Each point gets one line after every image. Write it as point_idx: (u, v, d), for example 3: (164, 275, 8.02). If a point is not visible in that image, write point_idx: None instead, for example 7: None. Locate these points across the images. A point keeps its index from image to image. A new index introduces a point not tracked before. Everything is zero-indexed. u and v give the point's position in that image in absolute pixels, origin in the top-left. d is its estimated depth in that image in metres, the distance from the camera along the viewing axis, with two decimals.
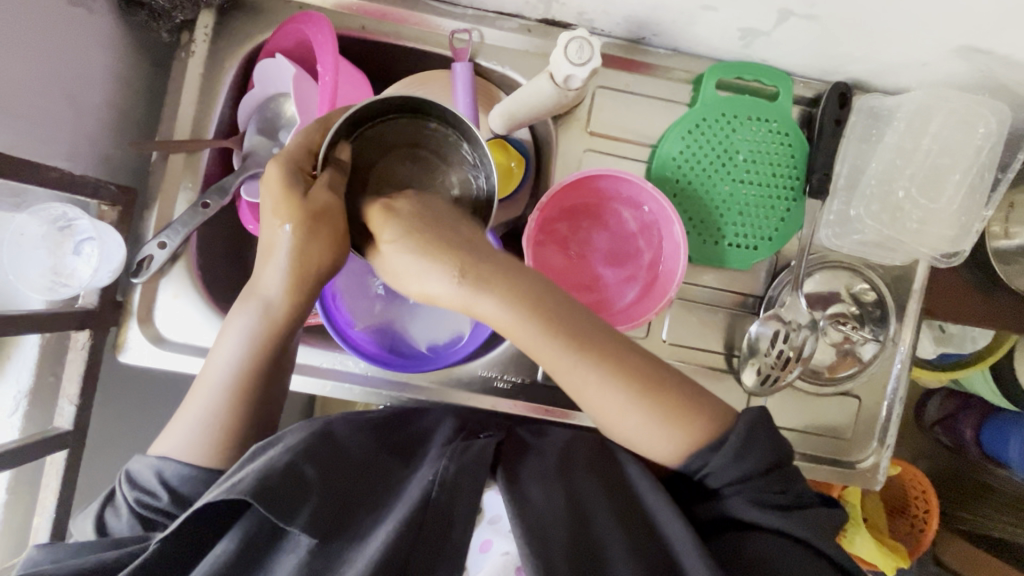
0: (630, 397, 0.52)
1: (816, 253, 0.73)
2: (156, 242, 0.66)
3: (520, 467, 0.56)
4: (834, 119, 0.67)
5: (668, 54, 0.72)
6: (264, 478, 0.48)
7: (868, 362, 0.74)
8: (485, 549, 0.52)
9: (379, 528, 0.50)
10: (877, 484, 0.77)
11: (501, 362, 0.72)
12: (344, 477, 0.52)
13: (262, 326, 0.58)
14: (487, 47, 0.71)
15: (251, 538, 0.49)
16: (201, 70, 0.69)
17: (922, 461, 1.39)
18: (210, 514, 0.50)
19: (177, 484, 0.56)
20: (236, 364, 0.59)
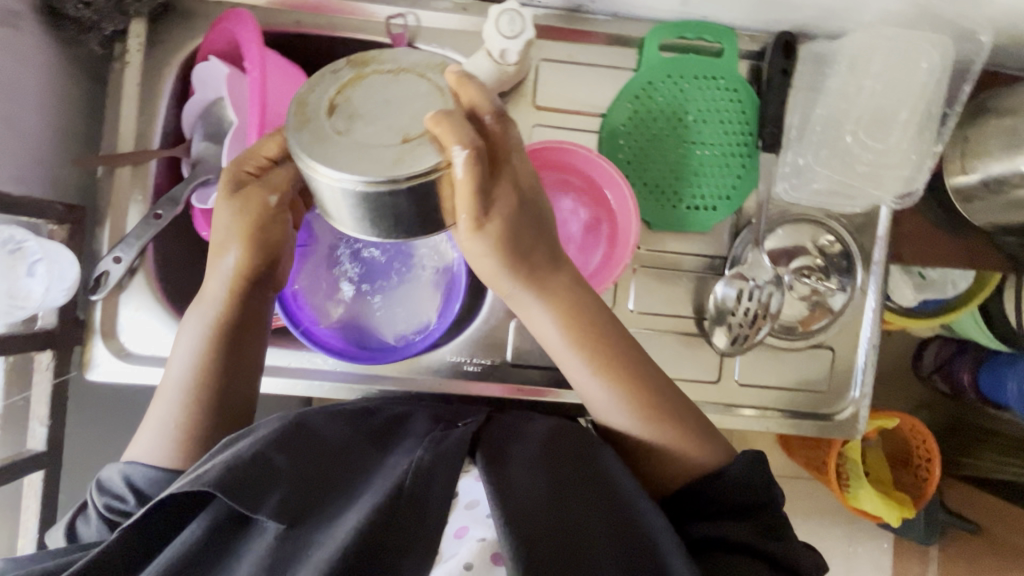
0: (609, 386, 0.58)
1: (777, 208, 0.72)
2: (110, 258, 0.66)
3: (502, 451, 0.55)
4: (782, 69, 0.66)
5: (609, 19, 0.71)
6: (228, 468, 0.48)
7: (838, 311, 0.74)
8: (460, 535, 0.51)
9: (347, 514, 0.49)
10: (859, 433, 0.77)
11: (469, 345, 0.72)
12: (315, 468, 0.52)
13: (212, 316, 0.60)
14: (425, 30, 0.70)
15: (219, 526, 0.49)
16: (139, 80, 0.68)
17: (925, 412, 1.39)
18: (178, 506, 0.50)
19: (143, 485, 0.55)
20: (194, 349, 0.60)
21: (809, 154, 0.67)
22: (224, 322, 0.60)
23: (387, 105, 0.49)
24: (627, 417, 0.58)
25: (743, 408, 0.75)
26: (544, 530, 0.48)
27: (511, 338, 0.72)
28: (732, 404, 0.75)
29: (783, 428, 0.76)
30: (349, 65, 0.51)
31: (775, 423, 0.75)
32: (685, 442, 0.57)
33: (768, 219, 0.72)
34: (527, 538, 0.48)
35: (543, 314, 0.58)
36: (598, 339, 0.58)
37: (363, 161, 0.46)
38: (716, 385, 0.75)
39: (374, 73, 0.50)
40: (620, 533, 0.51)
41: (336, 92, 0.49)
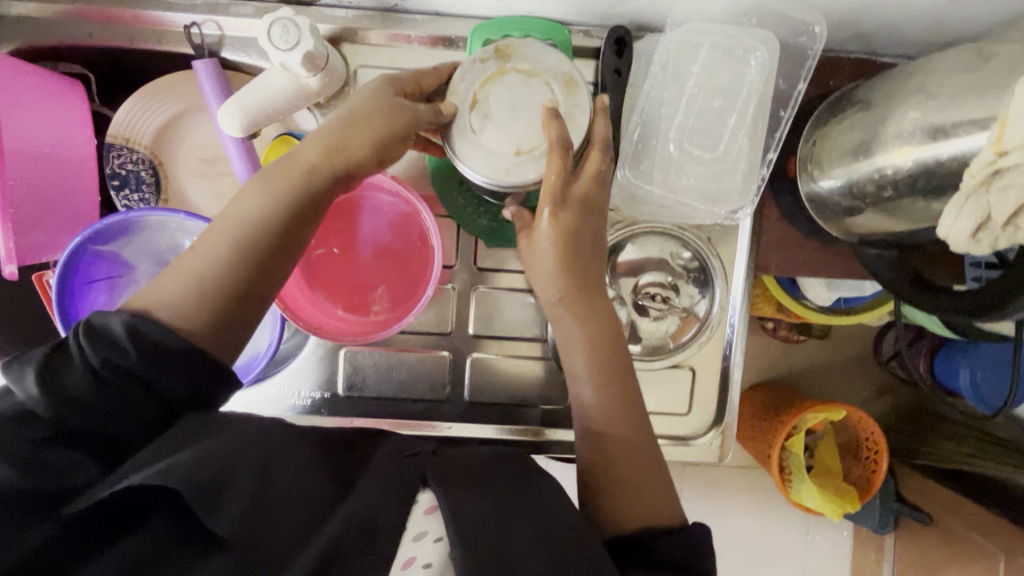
0: (603, 395, 0.54)
1: (623, 222, 0.66)
2: None
3: (449, 469, 0.47)
4: (613, 69, 0.55)
5: (431, 19, 0.64)
6: (184, 474, 0.37)
7: (705, 317, 0.69)
8: (405, 568, 0.40)
9: (302, 550, 0.38)
10: (728, 454, 0.72)
11: (300, 377, 0.68)
12: (254, 487, 0.39)
13: (288, 194, 0.48)
14: (229, 40, 0.64)
15: (158, 548, 0.38)
16: None
17: (886, 397, 1.26)
18: (120, 503, 0.38)
19: (148, 350, 0.41)
20: (255, 217, 0.47)
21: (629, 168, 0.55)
22: (282, 220, 0.48)
23: (514, 111, 0.52)
24: (604, 408, 0.53)
25: None
26: (513, 551, 0.40)
27: (341, 369, 0.68)
28: None
29: None
30: (495, 56, 0.53)
31: None
32: (658, 489, 0.51)
33: (613, 236, 0.66)
34: (491, 553, 0.39)
35: (572, 324, 0.55)
36: (608, 351, 0.54)
37: (481, 161, 0.51)
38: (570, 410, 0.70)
39: (512, 70, 0.52)
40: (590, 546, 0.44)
41: (477, 88, 0.52)
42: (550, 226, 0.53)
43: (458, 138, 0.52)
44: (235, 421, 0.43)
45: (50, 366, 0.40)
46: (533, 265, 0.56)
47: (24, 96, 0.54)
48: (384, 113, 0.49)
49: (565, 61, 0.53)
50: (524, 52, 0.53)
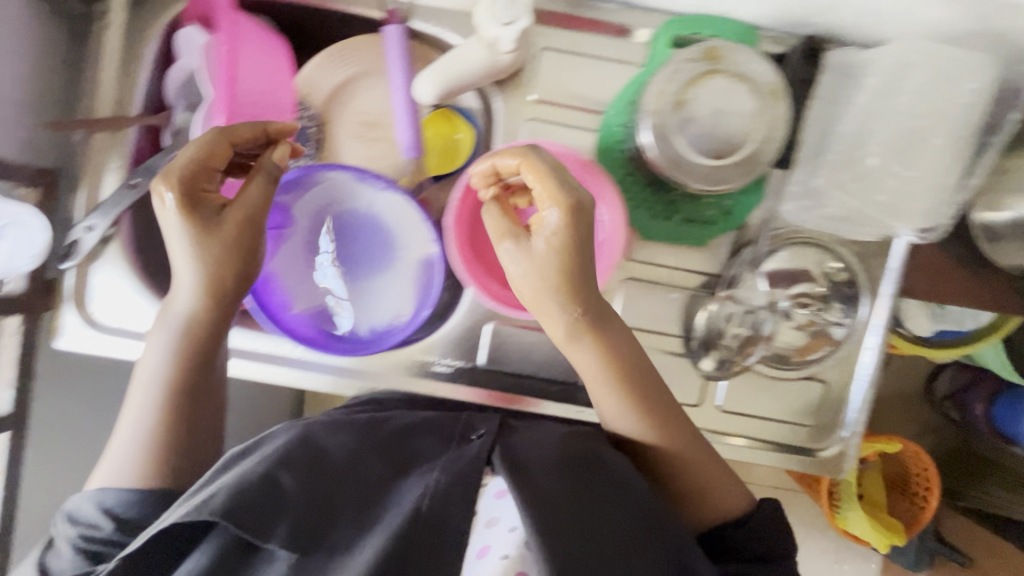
0: (639, 411, 0.59)
1: (782, 229, 0.67)
2: (82, 226, 0.64)
3: (515, 453, 0.55)
4: (801, 77, 0.60)
5: (619, 10, 0.66)
6: (237, 490, 0.47)
7: (840, 342, 0.69)
8: (482, 555, 0.53)
9: (362, 542, 0.48)
10: (843, 472, 0.72)
11: (444, 344, 0.70)
12: (322, 488, 0.50)
13: (179, 337, 0.60)
14: (421, 8, 0.66)
15: (225, 554, 0.48)
16: (122, 42, 0.66)
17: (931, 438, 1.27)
18: (186, 529, 0.50)
19: (120, 511, 0.58)
20: (170, 352, 0.61)
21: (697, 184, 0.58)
22: (192, 345, 0.61)
23: (719, 115, 0.57)
24: (646, 430, 0.60)
25: (727, 437, 0.71)
26: (571, 548, 0.46)
27: (485, 342, 0.70)
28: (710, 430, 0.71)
29: (767, 460, 0.72)
30: (705, 57, 0.57)
31: (758, 454, 0.71)
32: (718, 481, 0.60)
33: (770, 241, 0.67)
34: (562, 551, 0.46)
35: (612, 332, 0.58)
36: (619, 358, 0.58)
37: (683, 159, 0.58)
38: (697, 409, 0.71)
39: (721, 74, 0.57)
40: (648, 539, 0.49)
41: (684, 88, 0.57)
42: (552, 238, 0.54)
43: (660, 136, 0.58)
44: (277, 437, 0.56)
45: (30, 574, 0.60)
46: (523, 287, 0.56)
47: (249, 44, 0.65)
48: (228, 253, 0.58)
49: (773, 71, 0.57)
50: (736, 54, 0.56)
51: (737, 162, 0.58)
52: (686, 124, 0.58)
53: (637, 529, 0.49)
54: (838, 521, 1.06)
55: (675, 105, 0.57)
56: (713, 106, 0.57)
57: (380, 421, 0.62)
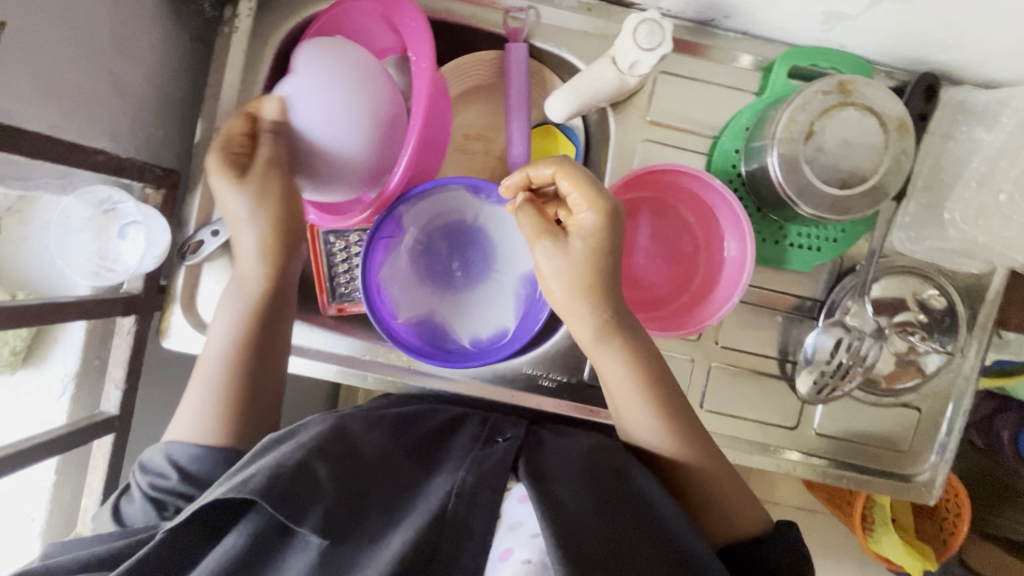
0: (664, 422, 0.58)
1: (886, 258, 0.69)
2: (208, 230, 0.65)
3: (539, 465, 0.55)
4: (919, 114, 0.62)
5: (738, 38, 0.67)
6: (273, 474, 0.47)
7: (930, 374, 0.70)
8: (505, 558, 0.47)
9: (393, 534, 0.48)
10: (933, 499, 0.73)
11: (547, 359, 0.70)
12: (356, 483, 0.50)
13: (242, 296, 0.64)
14: (544, 27, 0.67)
15: (261, 534, 0.48)
16: (245, 46, 0.66)
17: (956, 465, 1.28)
18: (220, 511, 0.49)
19: (188, 462, 0.57)
20: (230, 330, 0.63)
21: (810, 207, 0.59)
22: (254, 304, 0.64)
23: (847, 146, 0.59)
24: (667, 440, 0.58)
25: (815, 457, 0.73)
26: (589, 551, 0.46)
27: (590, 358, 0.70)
28: (803, 451, 0.73)
29: (852, 483, 0.73)
30: (838, 90, 0.58)
31: (845, 476, 0.73)
32: (733, 493, 0.58)
33: (876, 268, 0.69)
34: (577, 557, 0.45)
35: (584, 318, 0.57)
36: (653, 370, 0.59)
37: (812, 186, 0.59)
38: (792, 431, 0.72)
39: (851, 107, 0.59)
40: (660, 548, 0.48)
41: (815, 119, 0.59)
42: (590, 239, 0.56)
43: (790, 164, 0.59)
44: (310, 429, 0.55)
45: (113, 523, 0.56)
46: (556, 287, 0.57)
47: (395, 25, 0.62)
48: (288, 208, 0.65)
49: (901, 107, 0.58)
50: (866, 89, 0.59)
51: (861, 192, 0.59)
52: (816, 154, 0.59)
53: (649, 541, 0.49)
54: (871, 544, 1.07)
55: (806, 135, 0.59)
56: (844, 138, 0.59)
57: (409, 424, 0.63)
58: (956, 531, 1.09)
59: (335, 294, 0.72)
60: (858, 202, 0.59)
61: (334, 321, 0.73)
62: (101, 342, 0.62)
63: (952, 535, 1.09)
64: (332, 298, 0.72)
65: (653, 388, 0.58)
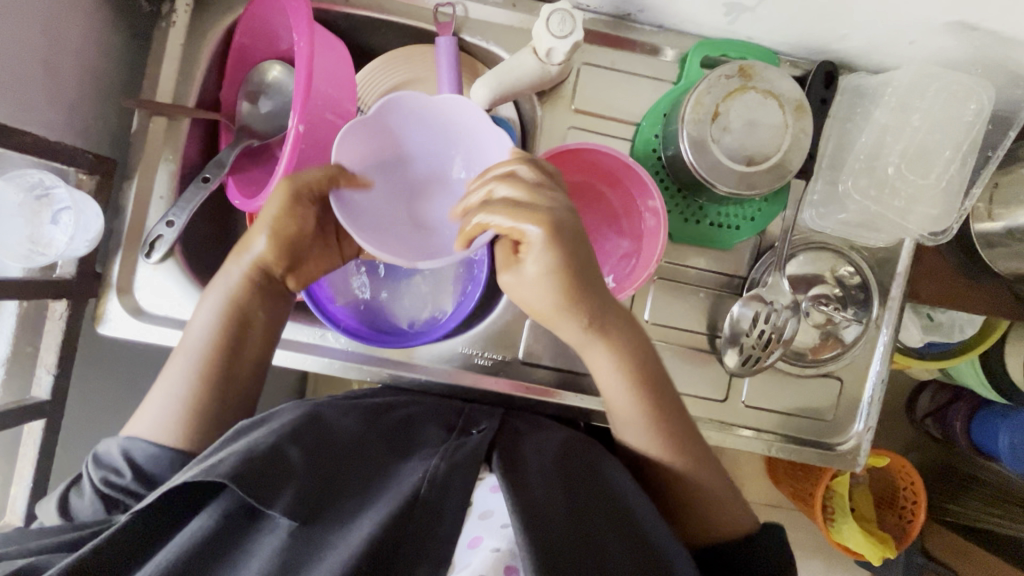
0: (640, 404, 0.59)
1: (800, 235, 0.73)
2: (164, 222, 0.67)
3: (515, 455, 0.55)
4: (820, 98, 0.66)
5: (654, 31, 0.72)
6: (243, 460, 0.46)
7: (849, 344, 0.74)
8: (474, 545, 0.47)
9: (364, 516, 0.47)
10: (859, 466, 0.77)
11: (483, 339, 0.72)
12: (329, 467, 0.50)
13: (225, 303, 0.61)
14: (471, 21, 0.70)
15: (230, 515, 0.47)
16: (183, 41, 0.69)
17: (912, 454, 1.31)
18: (193, 493, 0.49)
19: (143, 462, 0.56)
20: (205, 330, 0.61)
21: (723, 183, 0.63)
22: (235, 311, 0.61)
23: (751, 126, 0.63)
24: (649, 435, 0.59)
25: (745, 429, 0.75)
26: (556, 538, 0.46)
27: (525, 336, 0.72)
28: (737, 425, 0.75)
29: (784, 453, 0.76)
30: (739, 75, 0.63)
31: (778, 448, 0.75)
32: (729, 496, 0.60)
33: (791, 244, 0.73)
34: (543, 541, 0.45)
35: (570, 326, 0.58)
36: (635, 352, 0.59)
37: (717, 164, 0.63)
38: (723, 404, 0.75)
39: (753, 89, 0.63)
40: (627, 536, 0.50)
41: (719, 101, 0.63)
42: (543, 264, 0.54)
43: (697, 143, 0.63)
44: (283, 416, 0.55)
45: (66, 506, 0.56)
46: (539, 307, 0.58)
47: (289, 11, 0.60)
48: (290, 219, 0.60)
49: (798, 89, 0.63)
50: (766, 74, 0.63)
51: (766, 168, 0.63)
52: (722, 134, 0.63)
53: (614, 525, 0.50)
54: (832, 534, 1.08)
55: (711, 116, 0.63)
56: (748, 118, 0.63)
57: (385, 407, 0.62)
58: (915, 516, 1.12)
59: None
60: (762, 176, 0.63)
61: None
62: (34, 327, 0.63)
63: (911, 521, 1.11)
64: None
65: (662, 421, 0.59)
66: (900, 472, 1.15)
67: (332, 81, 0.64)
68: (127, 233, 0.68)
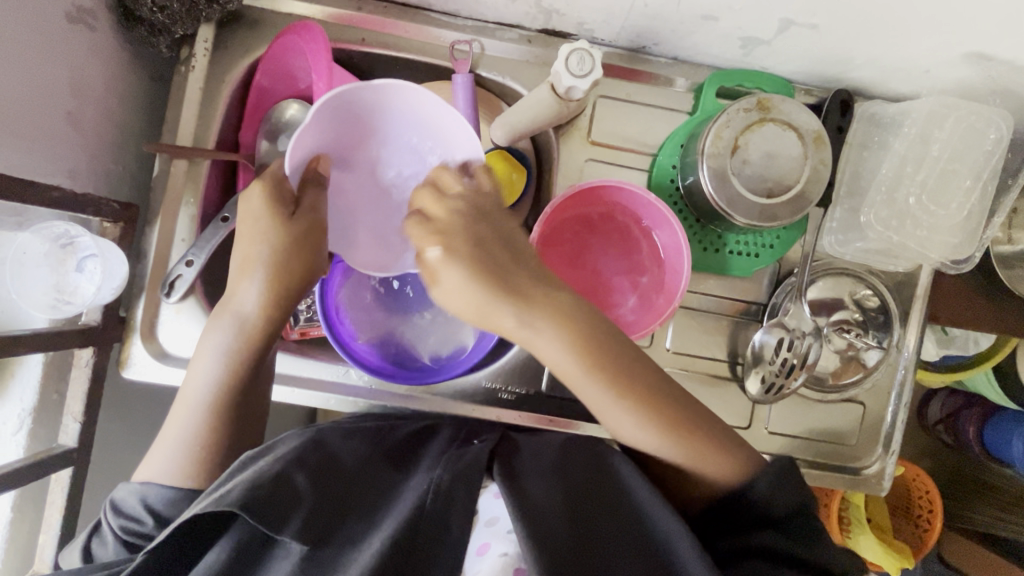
0: (647, 418, 0.54)
1: (819, 261, 0.73)
2: (183, 261, 0.67)
3: (514, 464, 0.54)
4: (837, 127, 0.66)
5: (668, 62, 0.72)
6: (252, 486, 0.46)
7: (871, 368, 0.74)
8: (482, 553, 0.48)
9: (372, 535, 0.46)
10: (883, 490, 0.77)
11: (505, 372, 0.72)
12: (337, 488, 0.50)
13: (235, 338, 0.59)
14: (487, 58, 0.71)
15: (244, 547, 0.47)
16: (201, 84, 0.69)
17: (927, 461, 1.31)
18: (202, 526, 0.48)
19: (161, 506, 0.55)
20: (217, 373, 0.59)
21: (744, 214, 0.63)
22: (248, 350, 0.60)
23: (771, 158, 0.63)
24: (653, 437, 0.55)
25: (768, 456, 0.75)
26: (563, 548, 0.45)
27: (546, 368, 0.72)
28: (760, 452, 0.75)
29: (808, 479, 0.76)
30: (757, 108, 0.63)
31: (801, 472, 0.75)
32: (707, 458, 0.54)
33: (811, 271, 0.73)
34: (555, 554, 0.44)
35: (551, 342, 0.52)
36: (603, 363, 0.53)
37: (738, 198, 0.63)
38: (747, 431, 0.75)
39: (771, 122, 0.63)
40: (638, 540, 0.47)
41: (739, 134, 0.63)
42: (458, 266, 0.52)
43: (718, 177, 0.63)
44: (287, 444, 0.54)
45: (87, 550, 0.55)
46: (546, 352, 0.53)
47: (318, 59, 0.60)
48: (290, 253, 0.59)
49: (816, 121, 0.63)
50: (783, 106, 0.64)
51: (786, 201, 0.63)
52: (742, 167, 0.63)
53: (627, 534, 0.48)
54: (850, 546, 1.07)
55: (731, 149, 0.63)
56: (768, 151, 0.63)
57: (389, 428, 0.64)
58: (931, 525, 1.12)
59: (298, 318, 0.73)
60: (782, 208, 0.63)
61: (297, 346, 0.73)
62: (60, 375, 0.63)
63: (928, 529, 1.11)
64: (296, 322, 0.73)
65: (656, 406, 0.54)
66: (913, 481, 1.17)
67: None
68: (149, 276, 0.68)
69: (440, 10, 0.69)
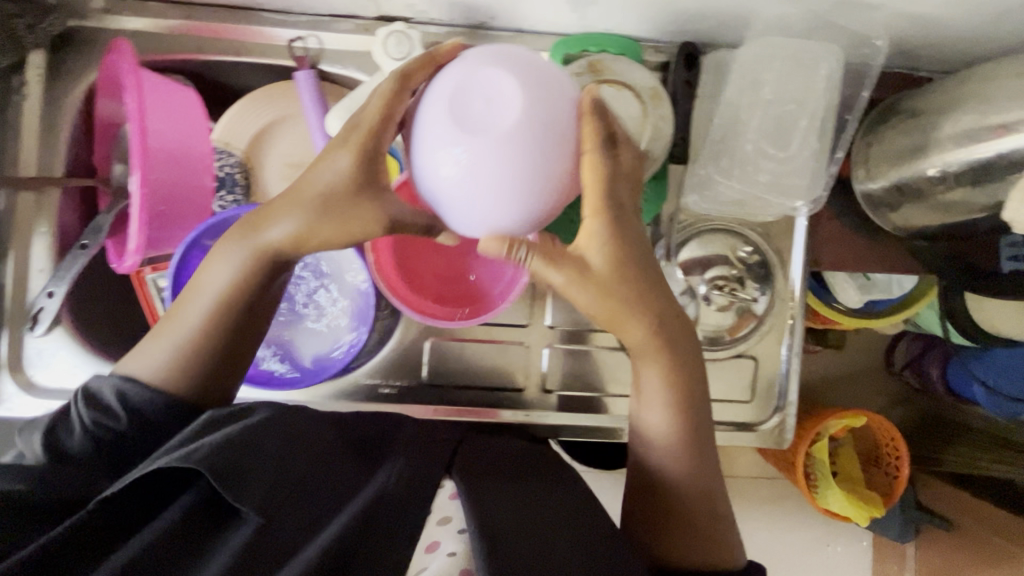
0: (674, 419, 0.52)
1: (690, 220, 0.72)
2: (44, 293, 0.66)
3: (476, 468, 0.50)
4: (685, 81, 0.62)
5: (513, 35, 0.71)
6: (218, 449, 0.40)
7: (762, 314, 0.73)
8: (431, 551, 0.45)
9: (327, 525, 0.41)
10: (786, 442, 0.76)
11: (384, 366, 0.72)
12: (302, 461, 0.43)
13: (249, 269, 0.51)
14: (328, 52, 0.70)
15: (193, 514, 0.40)
16: (41, 111, 0.68)
17: (900, 408, 1.23)
18: (160, 481, 0.41)
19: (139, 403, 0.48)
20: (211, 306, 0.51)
21: None
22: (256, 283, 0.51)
23: None
24: (671, 443, 0.52)
25: None
26: (513, 546, 0.42)
27: (425, 359, 0.72)
28: None
29: None
30: (588, 70, 0.62)
31: None
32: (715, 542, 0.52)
33: (680, 232, 0.72)
34: (506, 558, 0.41)
35: (640, 330, 0.51)
36: (679, 369, 0.53)
37: None
38: None
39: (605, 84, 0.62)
40: (584, 543, 0.45)
41: None
42: (604, 251, 0.49)
43: None
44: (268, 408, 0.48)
45: (54, 432, 0.47)
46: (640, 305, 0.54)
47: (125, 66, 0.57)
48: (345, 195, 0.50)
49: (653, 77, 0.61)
50: (616, 66, 0.62)
51: None
52: None
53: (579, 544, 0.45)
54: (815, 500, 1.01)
55: None
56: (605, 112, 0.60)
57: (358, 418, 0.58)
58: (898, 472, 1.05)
59: None
60: None
61: None
62: None
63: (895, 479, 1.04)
64: None
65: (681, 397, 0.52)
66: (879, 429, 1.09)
67: (170, 126, 0.59)
68: (9, 311, 0.68)
69: (272, 9, 0.68)
